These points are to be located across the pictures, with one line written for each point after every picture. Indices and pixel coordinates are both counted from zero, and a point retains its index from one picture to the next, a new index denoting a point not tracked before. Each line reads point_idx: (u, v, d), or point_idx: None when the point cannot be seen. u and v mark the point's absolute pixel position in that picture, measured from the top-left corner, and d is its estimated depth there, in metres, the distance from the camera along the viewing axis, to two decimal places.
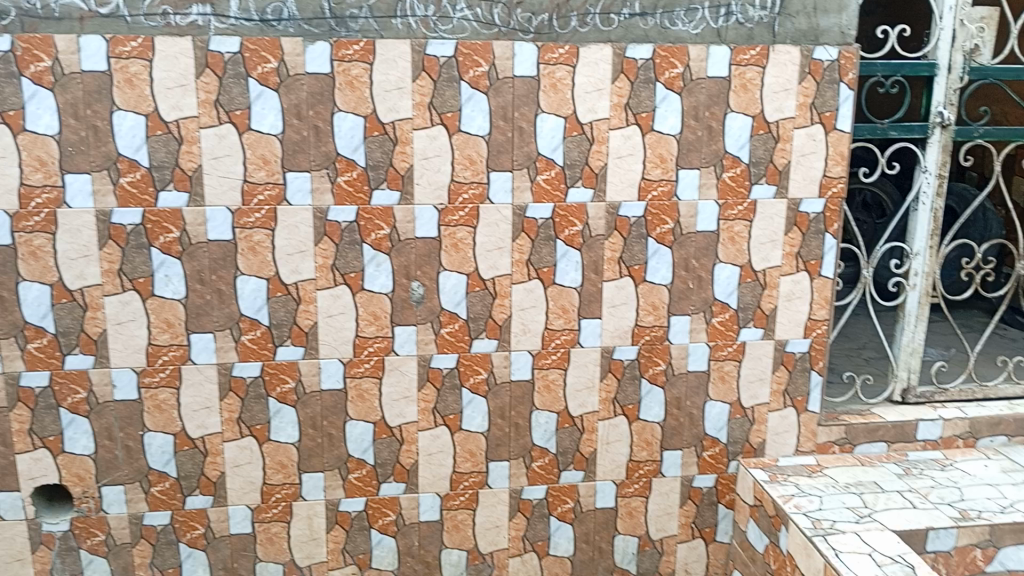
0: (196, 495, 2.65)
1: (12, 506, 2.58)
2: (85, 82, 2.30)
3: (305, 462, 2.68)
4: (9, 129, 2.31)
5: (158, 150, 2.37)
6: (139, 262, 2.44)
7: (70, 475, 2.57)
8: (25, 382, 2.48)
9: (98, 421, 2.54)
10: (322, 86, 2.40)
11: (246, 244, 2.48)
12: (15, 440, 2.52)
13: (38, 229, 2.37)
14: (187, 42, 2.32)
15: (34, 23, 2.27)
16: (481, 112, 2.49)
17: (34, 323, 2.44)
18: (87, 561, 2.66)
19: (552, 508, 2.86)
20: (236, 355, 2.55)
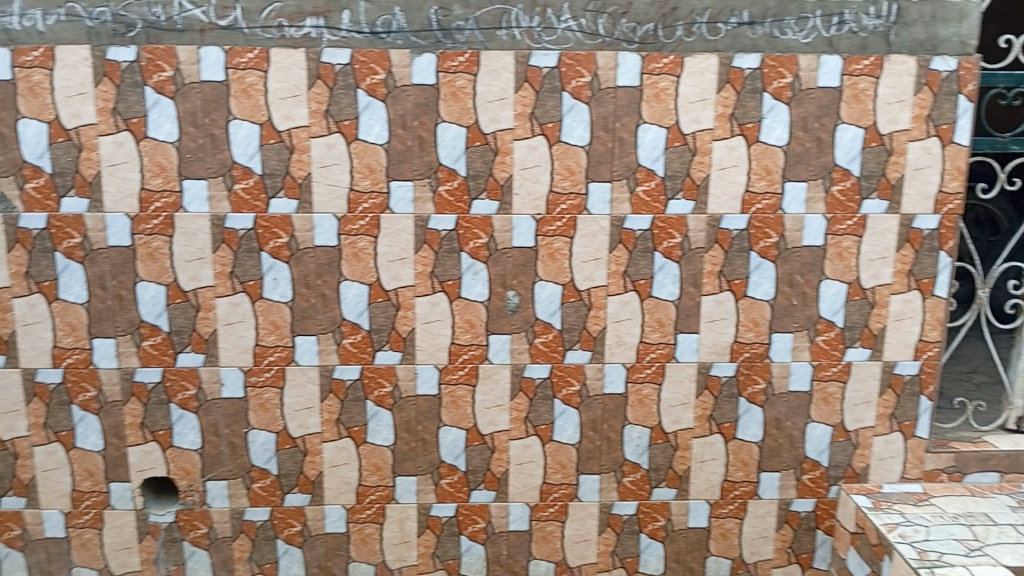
0: (294, 493, 2.72)
1: (122, 496, 2.71)
2: (204, 92, 2.41)
3: (399, 465, 2.72)
4: (132, 136, 2.43)
5: (270, 158, 2.46)
6: (249, 265, 2.53)
7: (178, 468, 2.69)
8: (139, 377, 2.60)
9: (206, 417, 2.64)
10: (427, 97, 2.44)
11: (350, 250, 2.54)
12: (128, 432, 2.65)
13: (156, 231, 2.49)
14: (301, 54, 2.40)
15: (159, 34, 2.38)
16: (582, 122, 2.48)
17: (150, 322, 2.56)
18: (190, 553, 2.77)
19: (643, 525, 2.81)
20: (337, 358, 2.62)
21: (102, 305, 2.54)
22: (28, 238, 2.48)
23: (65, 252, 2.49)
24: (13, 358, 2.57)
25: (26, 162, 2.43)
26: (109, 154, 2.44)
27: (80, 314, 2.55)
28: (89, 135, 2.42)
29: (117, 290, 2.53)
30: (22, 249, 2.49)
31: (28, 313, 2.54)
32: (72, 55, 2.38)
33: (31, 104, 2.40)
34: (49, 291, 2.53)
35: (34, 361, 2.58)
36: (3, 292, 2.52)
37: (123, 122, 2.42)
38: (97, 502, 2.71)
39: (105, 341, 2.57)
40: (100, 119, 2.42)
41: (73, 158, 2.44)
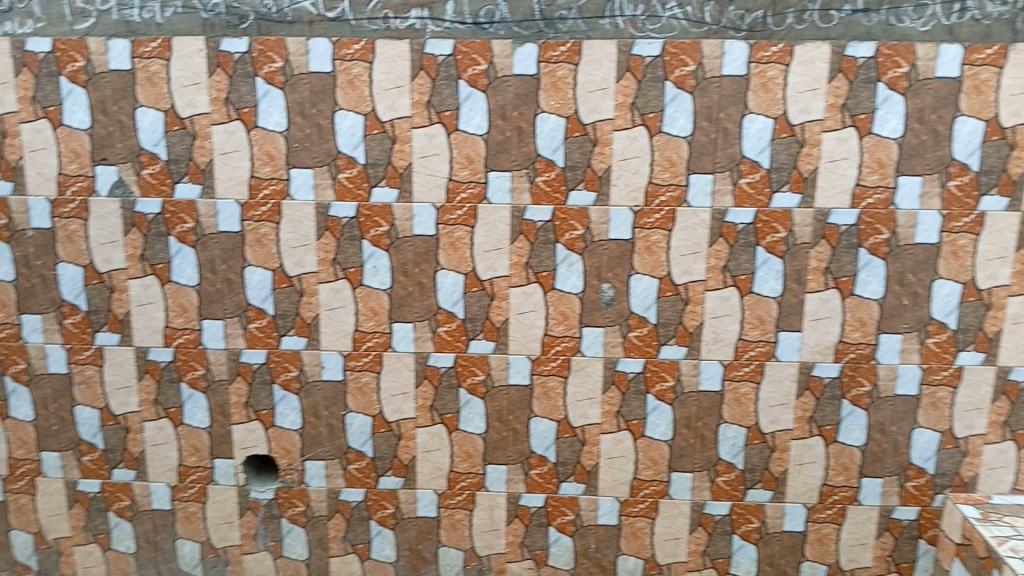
0: (388, 476, 2.78)
1: (226, 472, 2.82)
2: (311, 83, 2.47)
3: (490, 454, 2.74)
4: (243, 125, 2.51)
5: (373, 149, 2.51)
6: (351, 253, 2.59)
7: (278, 447, 2.78)
8: (245, 358, 2.70)
9: (306, 399, 2.72)
10: (528, 87, 2.44)
11: (448, 240, 2.56)
12: (234, 411, 2.75)
13: (264, 218, 2.57)
14: (405, 45, 2.43)
15: (270, 26, 2.44)
16: (685, 112, 2.43)
17: (256, 305, 2.65)
18: (288, 529, 2.86)
19: (736, 526, 2.76)
20: (432, 345, 2.66)
21: (212, 288, 2.65)
22: (143, 222, 2.60)
23: (178, 236, 2.60)
24: (128, 337, 2.70)
25: (143, 150, 2.54)
26: (221, 142, 2.52)
27: (191, 296, 2.66)
28: (203, 124, 2.51)
29: (227, 274, 2.63)
30: (139, 232, 2.61)
31: (142, 294, 2.66)
32: (188, 46, 2.47)
33: (149, 94, 2.50)
34: (162, 273, 2.64)
35: (147, 340, 2.70)
36: (120, 274, 2.65)
37: (235, 111, 2.50)
38: (202, 477, 2.83)
39: (213, 323, 2.68)
40: (213, 108, 2.50)
41: (187, 146, 2.53)
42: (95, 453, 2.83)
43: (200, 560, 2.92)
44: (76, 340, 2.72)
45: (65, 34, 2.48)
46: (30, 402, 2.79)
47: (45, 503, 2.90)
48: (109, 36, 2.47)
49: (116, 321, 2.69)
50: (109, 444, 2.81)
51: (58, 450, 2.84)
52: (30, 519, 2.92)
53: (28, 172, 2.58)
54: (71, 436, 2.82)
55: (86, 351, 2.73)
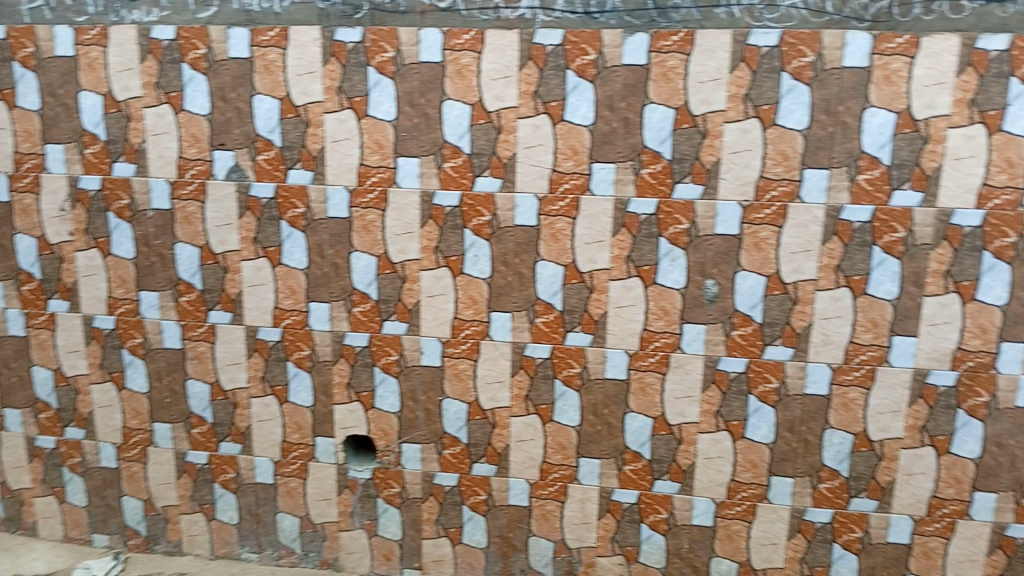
0: (482, 463, 2.82)
1: (326, 451, 2.91)
2: (421, 72, 2.50)
3: (584, 447, 2.74)
4: (354, 114, 2.57)
5: (479, 138, 2.53)
6: (453, 241, 2.62)
7: (377, 429, 2.85)
8: (347, 341, 2.77)
9: (405, 383, 2.79)
10: (638, 77, 2.41)
11: (549, 231, 2.56)
12: (335, 391, 2.84)
13: (371, 205, 2.63)
14: (515, 35, 2.43)
15: (383, 16, 2.49)
16: (801, 105, 2.35)
17: (360, 290, 2.72)
18: (383, 509, 2.94)
19: (837, 534, 2.68)
20: (530, 336, 2.66)
21: (319, 272, 2.73)
22: (257, 206, 2.69)
23: (289, 221, 2.69)
24: (238, 316, 2.81)
25: (259, 136, 2.63)
26: (332, 130, 2.59)
27: (300, 279, 2.74)
28: (316, 112, 2.58)
29: (333, 259, 2.70)
30: (252, 216, 2.70)
31: (254, 276, 2.76)
32: (304, 35, 2.53)
33: (265, 81, 2.58)
34: (273, 256, 2.74)
35: (257, 319, 2.81)
36: (233, 255, 2.76)
37: (347, 100, 2.56)
38: (303, 454, 2.93)
39: (319, 306, 2.76)
40: (326, 97, 2.56)
41: (300, 133, 2.61)
42: (204, 427, 2.96)
43: (298, 534, 3.03)
44: (190, 317, 2.84)
45: (188, 23, 2.58)
46: (145, 375, 2.93)
47: (155, 472, 3.04)
48: (229, 25, 2.56)
49: (228, 301, 2.80)
50: (217, 418, 2.94)
51: (169, 422, 2.98)
52: (140, 486, 3.07)
53: (150, 155, 2.70)
54: (182, 409, 2.95)
55: (199, 328, 2.85)
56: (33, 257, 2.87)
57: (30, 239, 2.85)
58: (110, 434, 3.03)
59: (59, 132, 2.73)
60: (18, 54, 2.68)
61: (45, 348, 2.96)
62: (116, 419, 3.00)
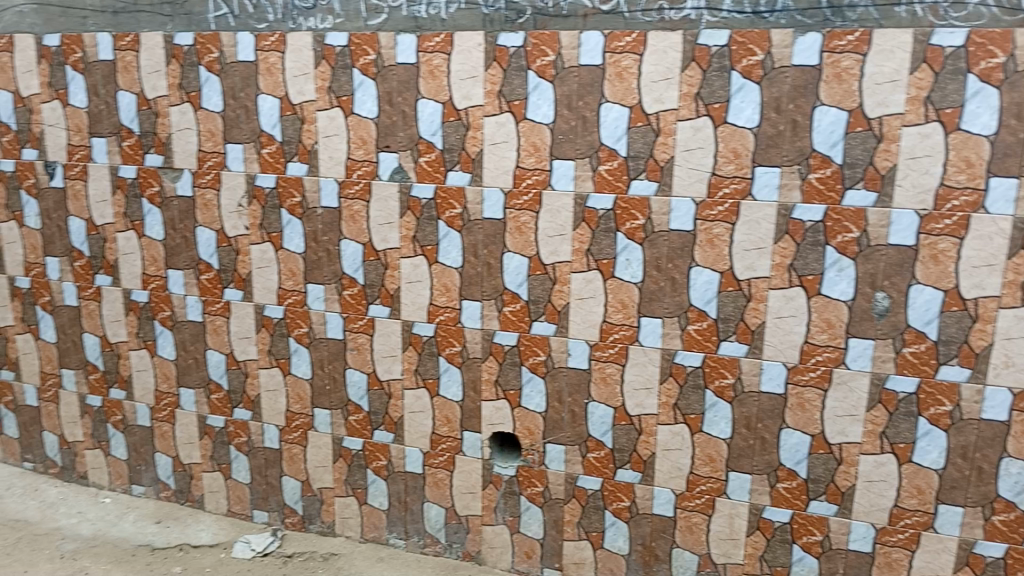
0: (627, 469, 2.82)
1: (474, 445, 2.99)
2: (581, 75, 2.51)
3: (734, 460, 2.70)
4: (513, 117, 2.61)
5: (636, 141, 2.51)
6: (605, 244, 2.62)
7: (523, 427, 2.91)
8: (498, 339, 2.84)
9: (552, 383, 2.82)
10: (808, 78, 2.30)
11: (705, 236, 2.51)
12: (484, 388, 2.91)
13: (525, 207, 2.67)
14: (678, 37, 2.39)
15: (545, 20, 2.51)
16: (989, 108, 2.19)
17: (512, 290, 2.78)
18: (525, 507, 2.99)
19: (1010, 571, 2.50)
20: (681, 343, 2.63)
21: (474, 271, 2.80)
22: (417, 206, 2.80)
23: (446, 221, 2.78)
24: (396, 310, 2.94)
25: (422, 139, 2.73)
26: (491, 133, 2.65)
27: (454, 277, 2.84)
28: (476, 115, 2.65)
29: (487, 259, 2.77)
30: (412, 215, 2.82)
31: (412, 273, 2.88)
32: (468, 41, 2.60)
33: (430, 86, 2.68)
34: (430, 254, 2.84)
35: (413, 314, 2.93)
36: (393, 252, 2.89)
37: (506, 103, 2.61)
38: (451, 447, 3.03)
39: (472, 304, 2.84)
40: (487, 101, 2.63)
41: (460, 136, 2.69)
42: (360, 414, 3.11)
43: (443, 525, 3.12)
44: (352, 310, 3.00)
45: (360, 29, 2.71)
46: (308, 362, 3.12)
47: (314, 455, 3.23)
48: (398, 31, 2.67)
49: (387, 295, 2.94)
50: (373, 407, 3.09)
51: (328, 407, 3.16)
52: (299, 468, 3.27)
53: (321, 156, 2.88)
54: (341, 396, 3.12)
55: (360, 321, 3.00)
56: (212, 249, 3.12)
57: (210, 232, 3.11)
58: (274, 416, 3.24)
59: (239, 133, 2.95)
60: (205, 60, 2.92)
61: (219, 333, 3.22)
62: (281, 403, 3.22)
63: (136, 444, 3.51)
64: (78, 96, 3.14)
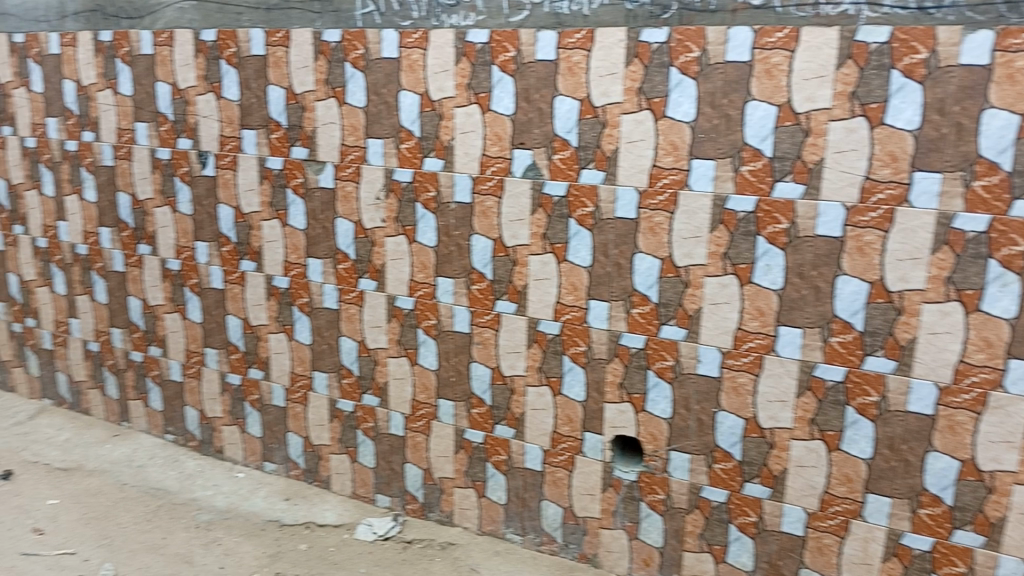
0: (755, 484, 2.72)
1: (595, 447, 2.96)
2: (727, 72, 2.42)
3: (873, 482, 2.53)
4: (652, 115, 2.56)
5: (784, 141, 2.39)
6: (744, 248, 2.52)
7: (646, 432, 2.86)
8: (624, 341, 2.80)
9: (679, 390, 2.76)
10: (976, 79, 2.13)
11: (855, 244, 2.37)
12: (608, 390, 2.88)
13: (660, 207, 2.61)
14: (835, 32, 2.26)
15: (692, 15, 2.44)
16: None
17: (641, 292, 2.72)
18: (646, 514, 2.94)
19: None
20: (821, 355, 2.50)
21: (603, 271, 2.77)
22: (549, 203, 2.79)
23: (578, 219, 2.76)
24: (522, 307, 2.95)
25: (557, 136, 2.72)
26: (629, 131, 2.60)
27: (583, 276, 2.81)
28: (614, 112, 2.61)
29: (617, 259, 2.73)
30: (543, 212, 2.81)
31: (540, 270, 2.88)
32: (610, 37, 2.56)
33: (568, 83, 2.66)
34: (559, 252, 2.83)
35: (538, 312, 2.93)
36: (523, 249, 2.89)
37: (646, 101, 2.55)
38: (571, 447, 3.01)
39: (599, 304, 2.81)
40: (626, 98, 2.58)
41: (597, 134, 2.65)
42: (482, 408, 3.15)
43: (561, 524, 3.12)
44: (479, 304, 3.03)
45: (501, 26, 2.73)
46: (435, 354, 3.18)
47: (436, 445, 3.29)
48: (539, 28, 2.67)
49: (514, 292, 2.95)
50: (495, 402, 3.11)
51: (452, 399, 3.21)
52: (422, 456, 3.34)
53: (457, 152, 2.92)
54: (465, 389, 3.17)
55: (486, 316, 3.03)
56: (349, 239, 3.24)
57: (348, 223, 3.22)
58: (400, 404, 3.33)
59: (380, 128, 3.04)
60: (351, 56, 3.02)
61: (353, 321, 3.34)
62: (407, 392, 3.30)
63: (270, 423, 3.70)
64: (232, 90, 3.32)
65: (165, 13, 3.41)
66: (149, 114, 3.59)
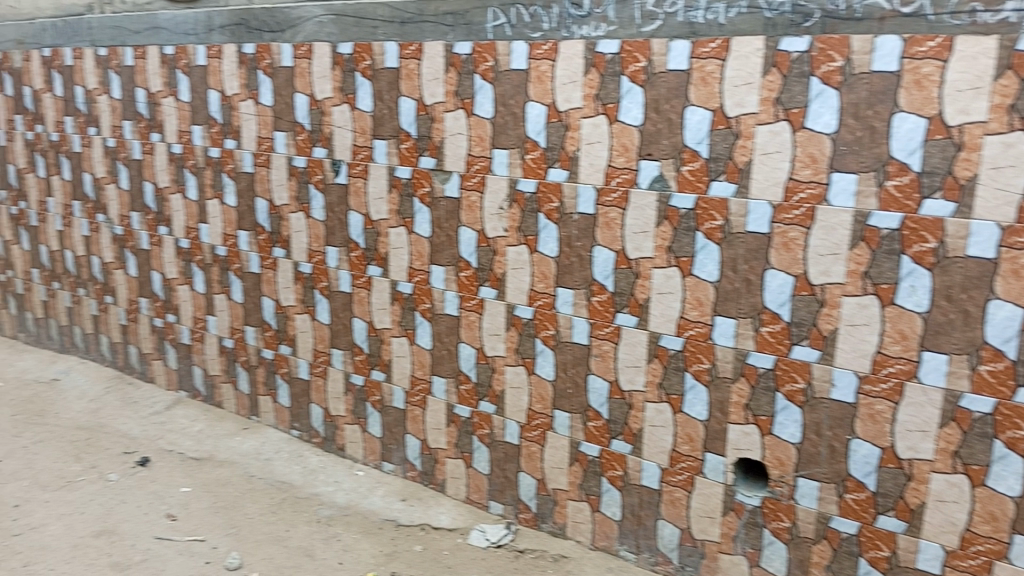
0: (889, 517, 2.56)
1: (716, 469, 2.87)
2: (872, 82, 2.30)
3: (1021, 523, 2.36)
4: (790, 126, 2.46)
5: (933, 155, 2.25)
6: (886, 267, 2.39)
7: (772, 457, 2.75)
8: (752, 360, 2.70)
9: (810, 415, 2.63)
10: None
11: (1009, 266, 2.22)
12: (732, 410, 2.78)
13: (796, 222, 2.51)
14: (993, 41, 2.12)
15: (835, 23, 2.33)
16: None
17: (772, 309, 2.62)
18: (768, 541, 2.82)
19: None
20: (968, 384, 2.34)
21: (731, 287, 2.68)
22: (676, 215, 2.73)
23: (706, 233, 2.68)
24: (644, 321, 2.90)
25: (687, 147, 2.66)
26: (764, 143, 2.51)
27: (709, 292, 2.73)
28: (749, 123, 2.53)
29: (747, 274, 2.64)
30: (670, 225, 2.75)
31: (664, 284, 2.82)
32: (746, 46, 2.48)
33: (701, 93, 2.60)
34: (685, 266, 2.76)
35: (661, 326, 2.86)
36: (647, 262, 2.84)
37: (784, 112, 2.46)
38: (691, 467, 2.93)
39: (726, 321, 2.72)
40: (762, 109, 2.50)
41: (729, 145, 2.58)
42: (599, 421, 3.11)
43: (677, 546, 3.04)
44: (600, 316, 3.00)
45: (632, 37, 2.70)
46: (553, 364, 3.17)
47: (551, 455, 3.27)
48: (672, 38, 2.62)
49: (636, 305, 2.90)
50: (613, 416, 3.07)
51: (569, 411, 3.19)
52: (536, 466, 3.33)
53: (582, 163, 2.90)
54: (582, 401, 3.14)
55: (606, 328, 2.99)
56: (472, 248, 3.29)
57: (472, 232, 3.27)
58: (516, 413, 3.34)
59: (507, 139, 3.07)
60: (480, 68, 3.07)
61: (473, 328, 3.38)
62: (524, 401, 3.31)
63: (390, 424, 3.80)
64: (366, 101, 3.45)
65: (304, 27, 3.58)
66: (287, 124, 3.77)
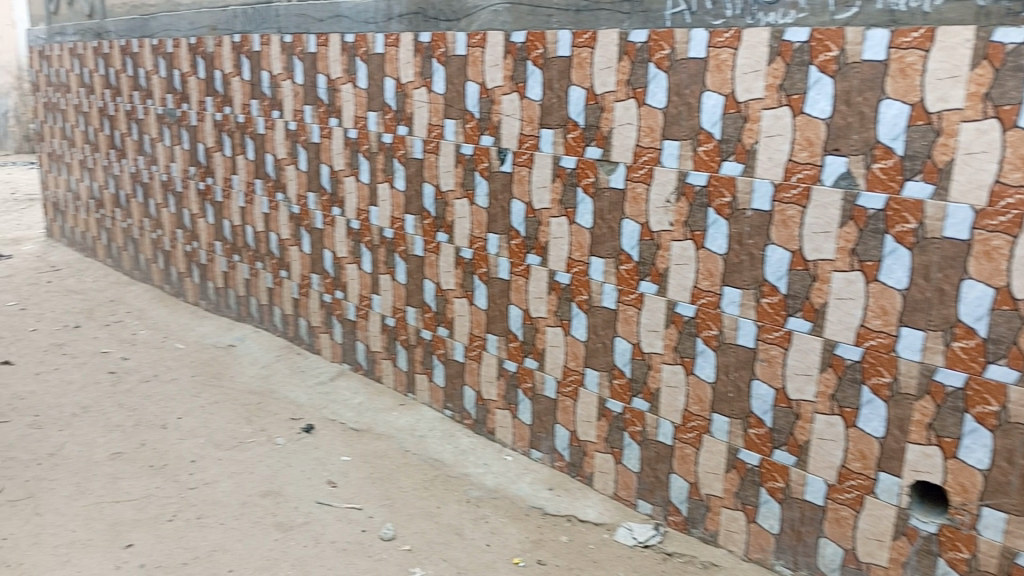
0: None
1: (890, 489, 2.66)
2: None
3: None
4: (1000, 124, 2.24)
5: None
6: None
7: (955, 483, 2.51)
8: (939, 377, 2.47)
9: (1003, 440, 2.39)
10: None
11: None
12: (913, 429, 2.56)
13: (1001, 229, 2.28)
14: None
15: None
16: None
17: (967, 323, 2.39)
18: (942, 571, 2.59)
19: None
20: None
21: (921, 296, 2.47)
22: (862, 216, 2.54)
23: (896, 236, 2.48)
24: (819, 327, 2.72)
25: (879, 143, 2.46)
26: (968, 141, 2.29)
27: (896, 300, 2.52)
28: (952, 120, 2.31)
29: (940, 284, 2.43)
30: (855, 226, 2.57)
31: (844, 289, 2.63)
32: (954, 36, 2.27)
33: (899, 86, 2.40)
34: (870, 271, 2.56)
35: (837, 334, 2.68)
36: (826, 265, 2.66)
37: (994, 108, 2.24)
38: (861, 485, 2.73)
39: (913, 333, 2.50)
40: (968, 104, 2.28)
41: (928, 142, 2.36)
42: (761, 429, 2.97)
43: (840, 567, 2.85)
44: (769, 319, 2.86)
45: (824, 24, 2.53)
46: (714, 366, 3.06)
47: (707, 459, 3.17)
48: (870, 26, 2.43)
49: (811, 310, 2.73)
50: (777, 424, 2.92)
51: (728, 416, 3.06)
52: (690, 469, 3.23)
53: (760, 157, 2.76)
54: (743, 406, 3.01)
55: (776, 332, 2.84)
56: (634, 241, 3.22)
57: (635, 225, 3.20)
58: (671, 412, 3.25)
59: (679, 130, 2.97)
60: (656, 56, 2.99)
61: (630, 323, 3.31)
62: (680, 401, 3.21)
63: (541, 413, 3.82)
64: (535, 90, 3.46)
65: (480, 16, 3.64)
66: (457, 112, 3.86)
